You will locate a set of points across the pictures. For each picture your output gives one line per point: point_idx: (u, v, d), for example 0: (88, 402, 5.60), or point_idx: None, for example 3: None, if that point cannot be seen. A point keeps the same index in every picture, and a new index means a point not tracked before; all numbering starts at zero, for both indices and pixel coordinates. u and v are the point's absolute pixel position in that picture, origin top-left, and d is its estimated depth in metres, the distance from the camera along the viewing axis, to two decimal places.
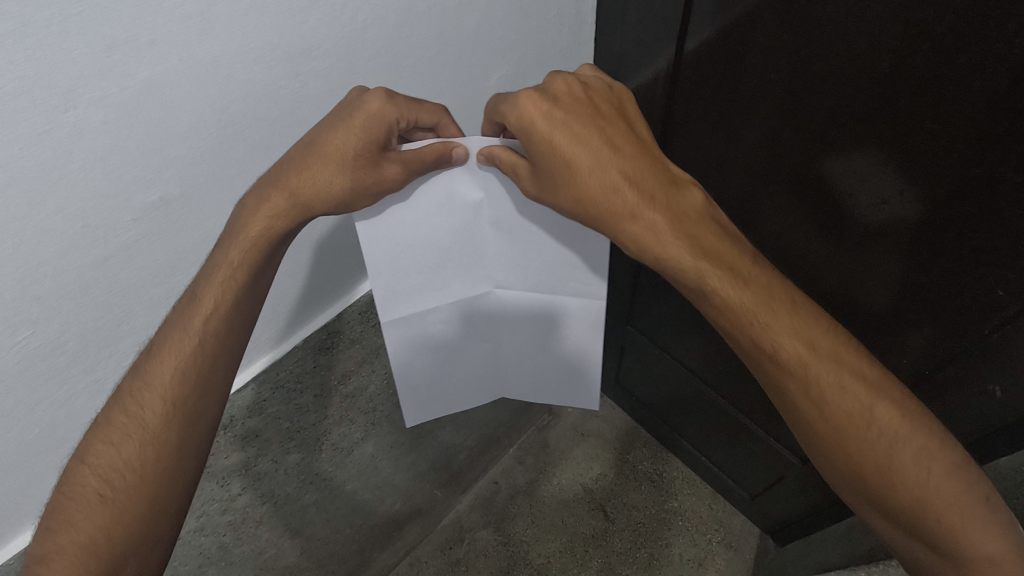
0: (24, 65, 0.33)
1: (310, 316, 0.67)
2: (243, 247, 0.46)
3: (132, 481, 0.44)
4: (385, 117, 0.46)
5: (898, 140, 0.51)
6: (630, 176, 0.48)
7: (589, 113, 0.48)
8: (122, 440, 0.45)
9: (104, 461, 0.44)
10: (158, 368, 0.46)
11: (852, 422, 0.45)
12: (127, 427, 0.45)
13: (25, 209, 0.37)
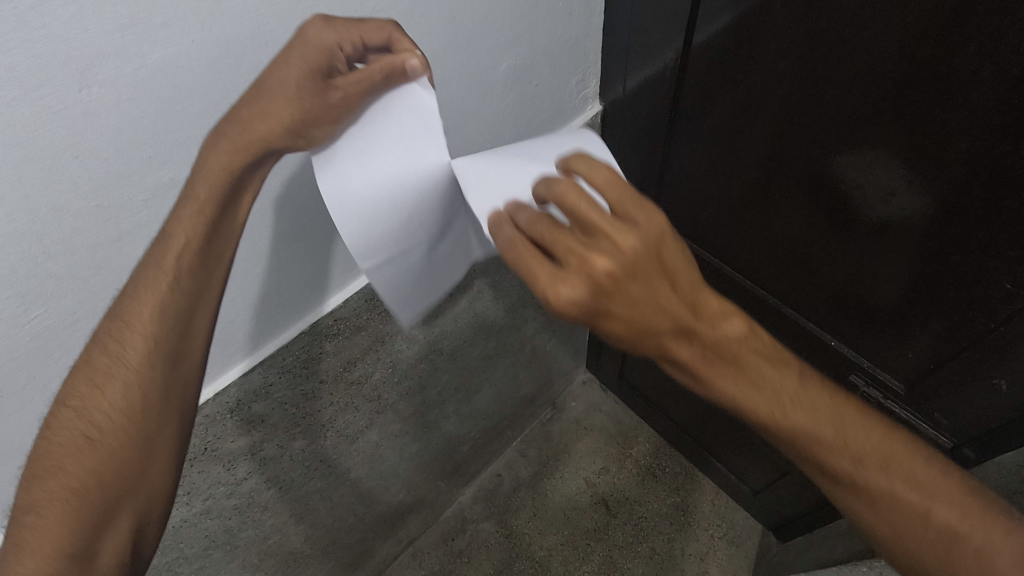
0: (40, 43, 0.34)
1: (284, 307, 0.62)
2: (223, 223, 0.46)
3: (117, 422, 0.46)
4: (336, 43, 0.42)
5: (906, 131, 0.51)
6: (675, 328, 0.42)
7: (622, 271, 0.39)
8: (103, 381, 0.46)
9: (88, 403, 0.45)
10: (136, 311, 0.45)
11: (912, 519, 0.45)
12: (108, 368, 0.46)
13: (39, 187, 0.38)
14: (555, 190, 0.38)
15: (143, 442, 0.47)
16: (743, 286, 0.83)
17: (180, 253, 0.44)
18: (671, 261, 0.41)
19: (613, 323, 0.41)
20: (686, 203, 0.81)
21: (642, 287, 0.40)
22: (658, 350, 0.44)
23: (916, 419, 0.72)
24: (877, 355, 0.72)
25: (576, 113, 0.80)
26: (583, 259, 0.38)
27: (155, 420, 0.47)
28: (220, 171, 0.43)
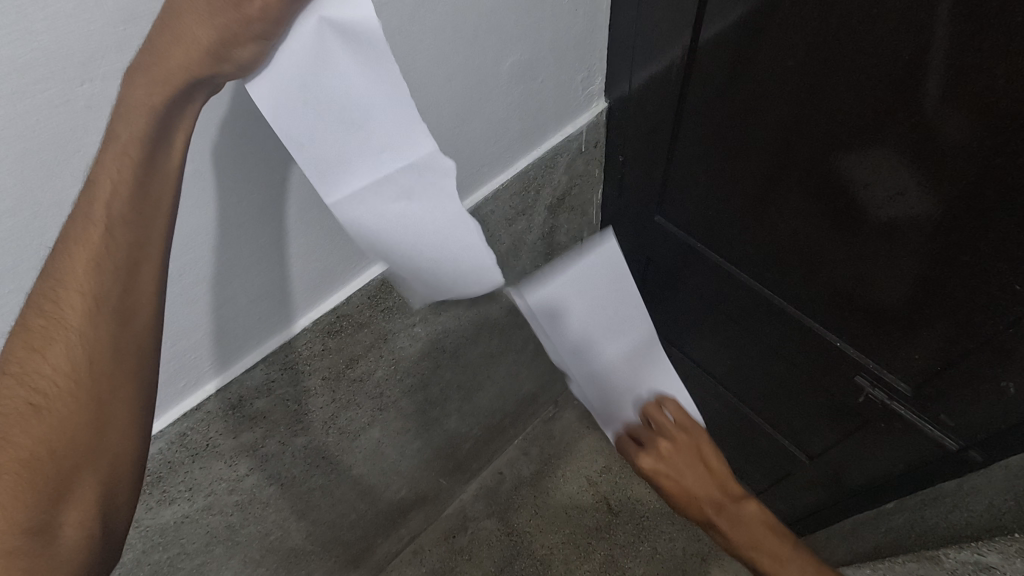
0: (42, 35, 0.33)
1: (247, 328, 0.59)
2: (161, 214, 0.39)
3: (65, 388, 0.38)
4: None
5: (915, 132, 0.51)
6: (719, 504, 0.63)
7: (694, 469, 0.64)
8: (45, 347, 0.38)
9: (30, 370, 0.38)
10: (69, 266, 0.36)
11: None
12: (47, 331, 0.38)
13: (40, 181, 0.38)
14: (648, 412, 0.63)
15: (102, 415, 0.40)
16: (747, 285, 0.82)
17: (114, 189, 0.35)
18: (704, 446, 0.64)
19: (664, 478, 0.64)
20: (692, 201, 0.80)
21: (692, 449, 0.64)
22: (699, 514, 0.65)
23: (921, 420, 0.72)
24: (883, 356, 0.71)
25: (582, 110, 0.79)
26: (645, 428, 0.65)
27: (109, 386, 0.40)
28: (146, 110, 0.35)
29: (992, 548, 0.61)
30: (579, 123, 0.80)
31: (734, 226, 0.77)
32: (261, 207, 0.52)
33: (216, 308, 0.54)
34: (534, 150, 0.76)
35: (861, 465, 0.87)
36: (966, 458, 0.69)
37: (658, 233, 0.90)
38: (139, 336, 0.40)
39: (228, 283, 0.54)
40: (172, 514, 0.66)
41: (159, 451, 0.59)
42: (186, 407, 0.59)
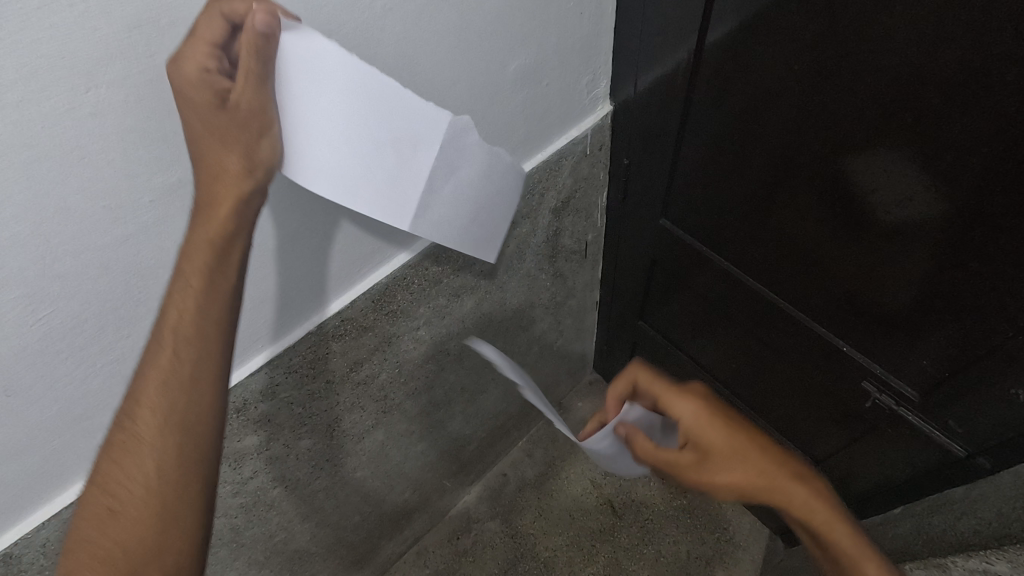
0: (49, 43, 0.34)
1: (251, 333, 0.59)
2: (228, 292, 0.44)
3: (139, 490, 0.41)
4: (243, 63, 0.38)
5: (923, 137, 0.50)
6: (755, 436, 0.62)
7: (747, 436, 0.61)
8: (122, 455, 0.42)
9: (113, 477, 0.42)
10: (144, 383, 0.42)
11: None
12: (125, 442, 0.42)
13: (46, 187, 0.38)
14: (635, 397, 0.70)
15: (170, 506, 0.41)
16: (751, 288, 0.82)
17: (183, 305, 0.42)
18: (710, 436, 0.61)
19: (723, 478, 0.59)
20: (697, 205, 0.80)
21: (718, 445, 0.60)
22: (747, 491, 0.58)
23: (928, 426, 0.71)
24: (889, 361, 0.71)
25: (587, 113, 0.79)
26: (694, 397, 0.64)
27: (177, 480, 0.42)
28: (205, 244, 0.42)
29: (1001, 557, 0.60)
30: (583, 126, 0.79)
31: (742, 230, 0.76)
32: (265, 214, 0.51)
33: None
34: (540, 153, 0.76)
35: (867, 470, 0.86)
36: (974, 465, 0.69)
37: (663, 236, 0.90)
38: (206, 423, 0.43)
39: None
40: None
41: None
42: None
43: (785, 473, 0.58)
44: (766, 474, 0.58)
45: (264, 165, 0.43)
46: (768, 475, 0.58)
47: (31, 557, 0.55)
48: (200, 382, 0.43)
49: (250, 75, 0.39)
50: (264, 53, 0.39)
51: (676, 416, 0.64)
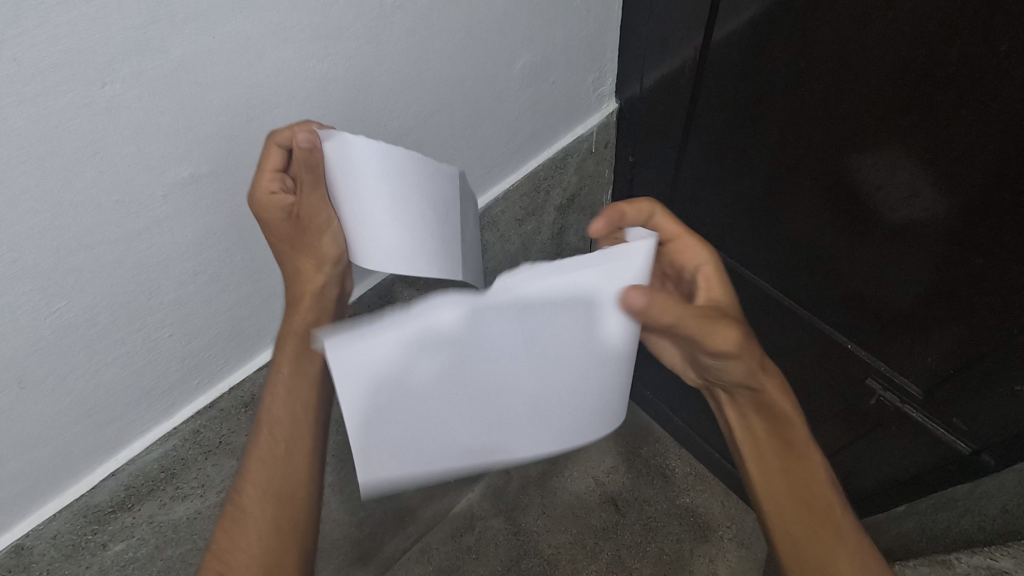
0: (67, 38, 0.34)
1: (259, 328, 0.59)
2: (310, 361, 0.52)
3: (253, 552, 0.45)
4: (301, 179, 0.46)
5: (929, 134, 0.50)
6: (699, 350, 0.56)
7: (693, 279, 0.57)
8: (234, 524, 0.46)
9: (226, 548, 0.45)
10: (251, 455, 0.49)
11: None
12: (236, 512, 0.47)
13: (61, 180, 0.38)
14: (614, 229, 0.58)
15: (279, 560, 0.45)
16: (756, 285, 0.82)
17: (279, 384, 0.51)
18: (729, 299, 0.53)
19: (740, 349, 0.51)
20: (702, 203, 0.80)
21: (738, 318, 0.52)
22: (748, 367, 0.52)
23: (932, 423, 0.71)
24: (893, 358, 0.71)
25: (592, 111, 0.79)
26: (716, 264, 0.57)
27: (284, 531, 0.46)
28: (296, 331, 0.53)
29: None
30: (589, 124, 0.80)
31: (747, 228, 0.77)
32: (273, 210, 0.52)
33: (231, 306, 0.55)
34: (545, 151, 0.76)
35: (870, 469, 0.86)
36: (979, 462, 0.69)
37: None
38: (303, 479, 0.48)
39: (240, 283, 0.54)
40: (184, 510, 0.67)
41: (174, 447, 0.59)
42: (199, 405, 0.59)
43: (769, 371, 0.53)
44: (758, 376, 0.53)
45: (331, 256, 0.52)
46: (761, 372, 0.53)
47: (41, 548, 0.56)
48: (305, 437, 0.50)
49: (307, 187, 0.47)
50: (311, 162, 0.45)
51: (693, 265, 0.58)
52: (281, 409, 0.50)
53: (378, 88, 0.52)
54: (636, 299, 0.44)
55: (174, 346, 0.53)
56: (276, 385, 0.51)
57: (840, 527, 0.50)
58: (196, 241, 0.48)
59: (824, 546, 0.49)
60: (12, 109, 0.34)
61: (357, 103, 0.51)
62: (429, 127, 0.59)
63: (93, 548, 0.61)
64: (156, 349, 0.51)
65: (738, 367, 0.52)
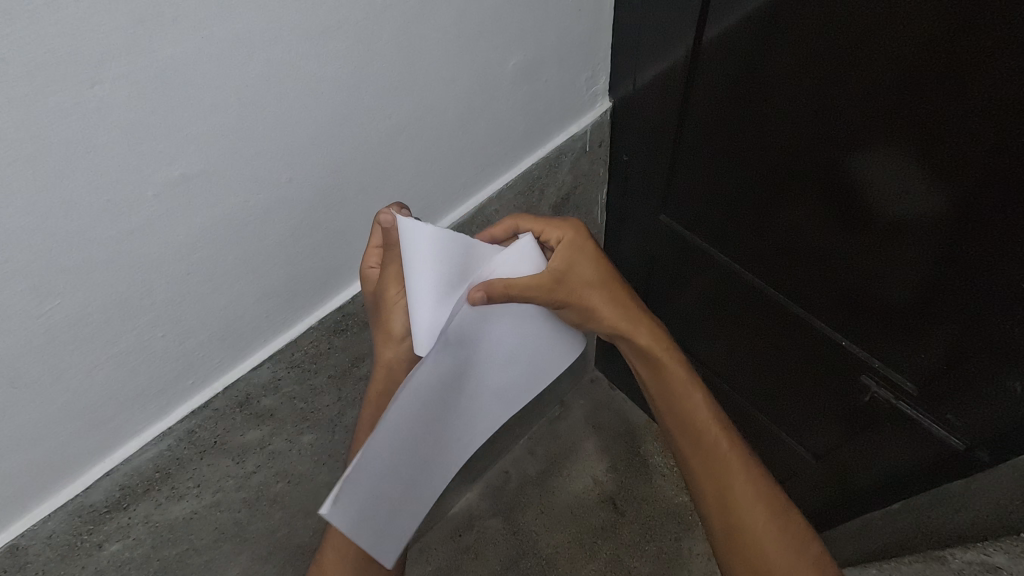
0: (55, 38, 0.34)
1: (252, 329, 0.59)
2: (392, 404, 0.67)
3: None
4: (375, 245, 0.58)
5: (917, 134, 0.51)
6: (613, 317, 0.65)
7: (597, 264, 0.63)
8: None
9: None
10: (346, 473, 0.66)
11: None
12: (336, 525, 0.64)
13: (52, 180, 0.38)
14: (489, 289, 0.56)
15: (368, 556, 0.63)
16: (750, 283, 0.82)
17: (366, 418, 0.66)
18: (586, 269, 0.62)
19: (574, 306, 0.64)
20: (698, 201, 0.80)
21: (590, 285, 0.63)
22: (608, 324, 0.66)
23: (927, 420, 0.71)
24: (889, 355, 0.71)
25: (586, 110, 0.79)
26: (574, 239, 0.61)
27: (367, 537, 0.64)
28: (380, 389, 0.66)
29: (998, 548, 0.66)
30: (583, 122, 0.80)
31: (741, 227, 0.77)
32: (267, 211, 0.52)
33: (224, 306, 0.55)
34: (539, 150, 0.76)
35: (867, 466, 0.86)
36: (973, 459, 0.69)
37: (664, 232, 0.90)
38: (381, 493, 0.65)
39: (233, 284, 0.54)
40: (180, 510, 0.67)
41: (168, 447, 0.60)
42: (194, 405, 0.59)
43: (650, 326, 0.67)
44: (633, 328, 0.66)
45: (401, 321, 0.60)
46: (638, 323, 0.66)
47: (37, 549, 0.56)
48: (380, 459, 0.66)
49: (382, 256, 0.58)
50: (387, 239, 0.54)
51: (552, 240, 0.61)
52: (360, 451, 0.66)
53: (370, 86, 0.52)
54: (477, 297, 0.54)
55: (167, 345, 0.53)
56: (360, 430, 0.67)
57: (732, 457, 0.64)
58: (186, 241, 0.48)
59: (715, 466, 0.64)
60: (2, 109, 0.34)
61: (348, 101, 0.51)
62: (422, 125, 0.59)
63: (90, 547, 0.61)
64: (149, 348, 0.52)
65: (572, 313, 0.65)
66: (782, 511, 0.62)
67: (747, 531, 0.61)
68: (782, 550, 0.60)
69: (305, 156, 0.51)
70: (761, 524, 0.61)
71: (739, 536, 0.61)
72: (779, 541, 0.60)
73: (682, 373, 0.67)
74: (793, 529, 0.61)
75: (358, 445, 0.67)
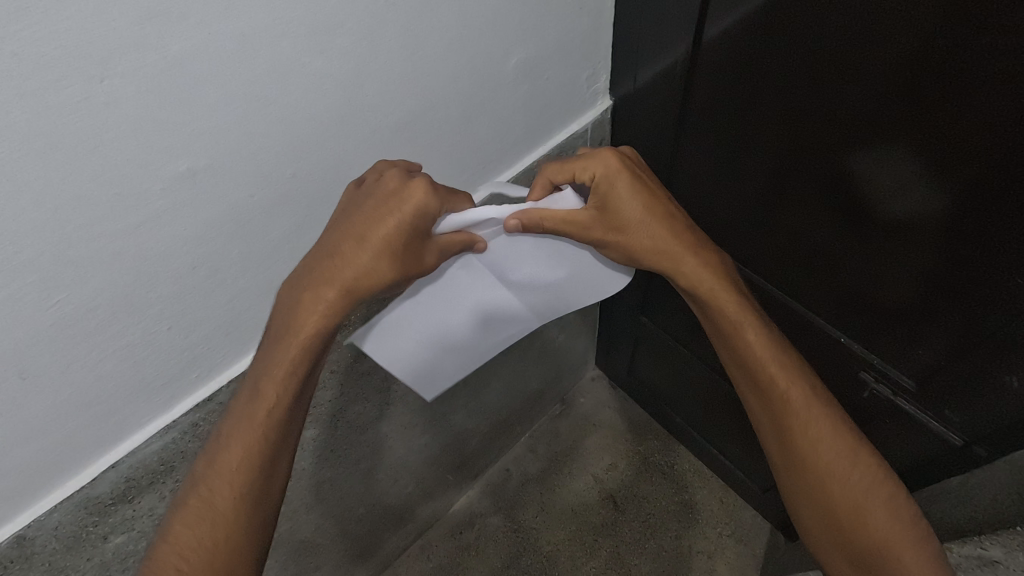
0: (66, 34, 0.35)
1: (254, 324, 0.60)
2: (300, 362, 0.53)
3: (206, 555, 0.49)
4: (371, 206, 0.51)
5: (914, 133, 0.52)
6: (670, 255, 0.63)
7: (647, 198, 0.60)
8: (196, 522, 0.50)
9: (184, 540, 0.49)
10: (228, 446, 0.51)
11: (863, 539, 0.57)
12: (200, 509, 0.50)
13: (62, 174, 0.39)
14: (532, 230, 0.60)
15: (229, 549, 0.50)
16: (751, 280, 0.83)
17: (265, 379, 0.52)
18: (630, 206, 0.60)
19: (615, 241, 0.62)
20: (698, 199, 0.81)
21: (633, 223, 0.61)
22: (648, 257, 0.63)
23: (926, 417, 0.72)
24: (887, 352, 0.72)
25: (587, 108, 0.80)
26: (617, 173, 0.59)
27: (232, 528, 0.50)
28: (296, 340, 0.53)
29: (995, 540, 0.63)
30: (584, 120, 0.80)
31: (741, 225, 0.77)
32: (270, 206, 0.52)
33: (229, 300, 0.56)
34: (540, 147, 0.77)
35: None
36: (971, 455, 0.70)
37: None
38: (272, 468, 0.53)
39: (236, 278, 0.55)
40: None
41: (172, 440, 0.60)
42: (199, 398, 0.60)
43: (697, 255, 0.63)
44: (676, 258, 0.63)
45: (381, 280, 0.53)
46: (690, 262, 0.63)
47: (43, 540, 0.57)
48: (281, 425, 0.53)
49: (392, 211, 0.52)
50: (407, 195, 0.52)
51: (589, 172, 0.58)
52: (270, 386, 0.52)
53: (373, 83, 0.53)
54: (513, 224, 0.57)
55: (172, 338, 0.53)
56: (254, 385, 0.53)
57: (794, 392, 0.60)
58: (192, 235, 0.48)
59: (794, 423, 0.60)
60: (13, 104, 0.35)
61: (352, 97, 0.52)
62: (424, 121, 0.60)
63: (95, 539, 0.61)
64: (155, 341, 0.52)
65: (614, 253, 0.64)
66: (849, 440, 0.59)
67: (815, 463, 0.59)
68: (852, 478, 0.58)
69: (309, 151, 0.52)
70: (830, 453, 0.59)
71: (805, 467, 0.59)
72: (848, 469, 0.58)
73: (736, 305, 0.63)
74: (861, 458, 0.59)
75: (267, 377, 0.52)
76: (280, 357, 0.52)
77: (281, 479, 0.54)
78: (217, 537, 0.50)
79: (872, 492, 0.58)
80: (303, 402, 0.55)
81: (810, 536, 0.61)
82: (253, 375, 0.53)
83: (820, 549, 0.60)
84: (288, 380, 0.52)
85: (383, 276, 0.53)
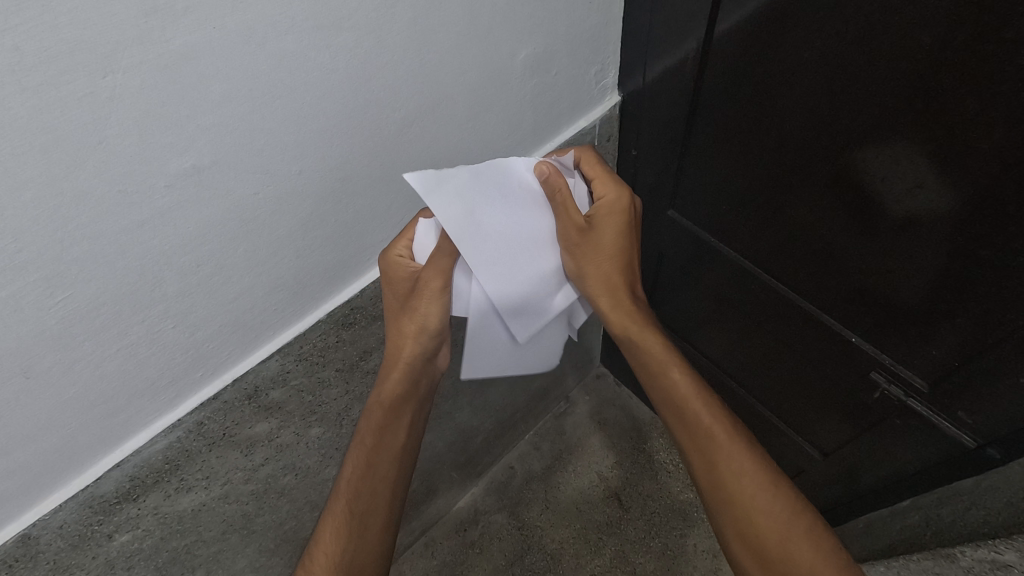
0: (67, 28, 0.34)
1: (258, 322, 0.59)
2: (410, 377, 0.67)
3: (342, 547, 0.61)
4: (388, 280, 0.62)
5: (926, 134, 0.51)
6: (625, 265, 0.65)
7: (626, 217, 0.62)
8: (337, 524, 0.62)
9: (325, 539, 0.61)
10: (356, 451, 0.65)
11: (738, 518, 0.59)
12: (341, 512, 0.62)
13: (63, 170, 0.38)
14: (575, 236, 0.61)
15: (362, 538, 0.61)
16: (759, 278, 0.82)
17: (383, 397, 0.66)
18: (603, 231, 0.61)
19: (585, 246, 0.62)
20: (707, 196, 0.80)
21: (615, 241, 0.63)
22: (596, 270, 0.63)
23: (939, 417, 0.71)
24: (898, 353, 0.71)
25: (596, 103, 0.79)
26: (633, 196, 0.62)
27: (363, 521, 0.62)
28: (389, 365, 0.66)
29: None
30: (591, 116, 0.79)
31: (751, 223, 0.76)
32: (276, 203, 0.52)
33: (234, 298, 0.55)
34: (547, 144, 0.76)
35: (877, 462, 0.87)
36: (984, 456, 0.70)
37: (671, 227, 0.90)
38: (387, 471, 0.65)
39: (242, 275, 0.54)
40: (190, 501, 0.68)
41: (178, 439, 0.60)
42: (203, 397, 0.60)
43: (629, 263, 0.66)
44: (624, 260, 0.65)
45: (431, 330, 0.64)
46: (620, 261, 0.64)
47: (48, 538, 0.57)
48: (398, 431, 0.66)
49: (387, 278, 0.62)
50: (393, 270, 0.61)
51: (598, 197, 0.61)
52: (381, 428, 0.65)
53: (380, 78, 0.52)
54: (544, 170, 0.58)
55: (178, 337, 0.53)
56: (380, 396, 0.66)
57: (678, 384, 0.64)
58: (196, 232, 0.48)
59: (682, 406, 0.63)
60: (15, 99, 0.34)
61: (359, 91, 0.51)
62: (431, 118, 0.59)
63: (100, 538, 0.62)
64: (160, 339, 0.52)
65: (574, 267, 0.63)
66: (708, 428, 0.62)
67: (693, 456, 0.63)
68: (717, 459, 0.61)
69: (314, 148, 0.51)
70: (683, 425, 0.64)
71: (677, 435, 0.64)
72: (739, 461, 0.60)
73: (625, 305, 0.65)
74: (718, 436, 0.61)
75: (369, 424, 0.65)
76: (393, 375, 0.66)
77: (398, 479, 0.66)
78: (335, 562, 0.60)
79: (739, 472, 0.60)
80: (412, 430, 0.68)
81: (718, 532, 0.63)
82: (384, 389, 0.66)
83: (722, 543, 0.62)
84: (399, 400, 0.66)
85: (402, 330, 0.64)
